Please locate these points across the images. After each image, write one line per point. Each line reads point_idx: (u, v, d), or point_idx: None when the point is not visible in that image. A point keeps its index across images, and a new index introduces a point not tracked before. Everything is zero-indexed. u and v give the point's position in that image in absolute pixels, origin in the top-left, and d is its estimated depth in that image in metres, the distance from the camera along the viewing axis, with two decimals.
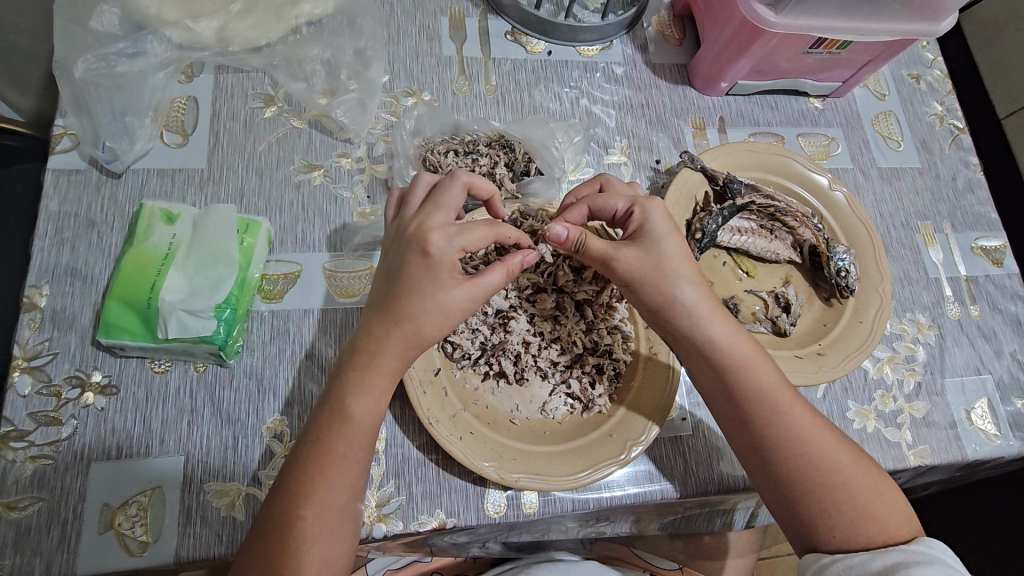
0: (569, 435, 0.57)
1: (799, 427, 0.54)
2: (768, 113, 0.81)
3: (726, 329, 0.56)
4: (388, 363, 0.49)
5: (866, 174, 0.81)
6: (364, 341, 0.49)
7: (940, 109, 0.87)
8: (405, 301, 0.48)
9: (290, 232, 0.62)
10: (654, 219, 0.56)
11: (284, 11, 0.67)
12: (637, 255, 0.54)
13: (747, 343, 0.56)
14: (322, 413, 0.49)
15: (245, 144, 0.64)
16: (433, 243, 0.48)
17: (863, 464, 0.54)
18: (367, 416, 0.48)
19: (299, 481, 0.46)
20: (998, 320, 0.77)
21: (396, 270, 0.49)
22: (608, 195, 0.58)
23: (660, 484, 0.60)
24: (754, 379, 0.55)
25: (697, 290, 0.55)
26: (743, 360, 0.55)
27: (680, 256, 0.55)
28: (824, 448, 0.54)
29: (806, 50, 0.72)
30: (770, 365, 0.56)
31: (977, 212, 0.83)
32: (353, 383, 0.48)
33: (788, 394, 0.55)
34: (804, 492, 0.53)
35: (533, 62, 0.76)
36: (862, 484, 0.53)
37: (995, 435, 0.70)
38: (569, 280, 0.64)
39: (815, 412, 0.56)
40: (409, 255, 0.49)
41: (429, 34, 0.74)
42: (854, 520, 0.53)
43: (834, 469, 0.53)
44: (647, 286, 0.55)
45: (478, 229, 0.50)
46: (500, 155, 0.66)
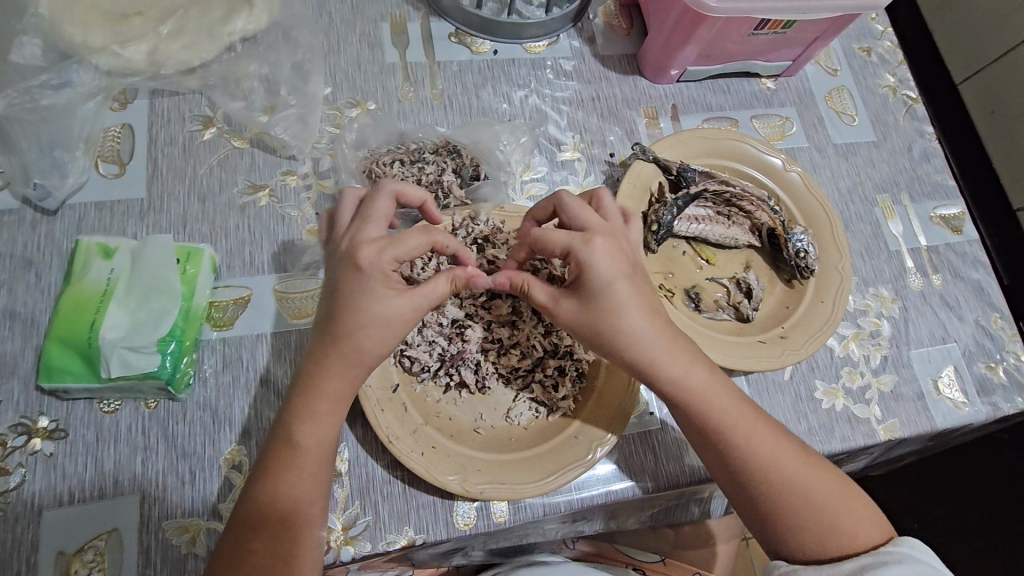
0: (534, 441, 0.57)
1: (754, 452, 0.54)
2: (720, 97, 0.80)
3: (678, 364, 0.55)
4: (330, 383, 0.48)
5: (822, 151, 0.81)
6: (304, 366, 0.49)
7: (892, 80, 0.87)
8: (338, 320, 0.48)
9: (237, 257, 0.60)
10: (597, 266, 0.53)
11: (217, 29, 0.65)
12: (578, 308, 0.54)
13: (707, 373, 0.55)
14: (273, 439, 0.48)
15: (185, 169, 0.63)
16: (365, 258, 0.48)
17: (823, 476, 0.54)
18: (319, 436, 0.48)
19: (260, 510, 0.46)
20: (960, 287, 0.78)
21: (333, 292, 0.49)
22: (551, 233, 0.54)
23: (630, 481, 0.59)
24: (713, 409, 0.54)
25: (649, 330, 0.54)
26: (696, 393, 0.55)
27: (632, 297, 0.54)
28: (782, 468, 0.54)
29: (751, 32, 0.72)
30: (726, 392, 0.56)
31: (935, 181, 0.83)
32: (301, 409, 0.48)
33: (743, 416, 0.55)
34: (763, 507, 0.54)
35: (478, 63, 0.75)
36: (820, 497, 0.54)
37: (963, 403, 0.72)
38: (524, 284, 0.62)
39: (774, 429, 0.55)
40: (343, 271, 0.49)
41: (370, 41, 0.73)
42: (813, 528, 0.53)
43: (792, 486, 0.53)
44: (595, 336, 0.54)
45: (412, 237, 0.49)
46: (447, 161, 0.65)
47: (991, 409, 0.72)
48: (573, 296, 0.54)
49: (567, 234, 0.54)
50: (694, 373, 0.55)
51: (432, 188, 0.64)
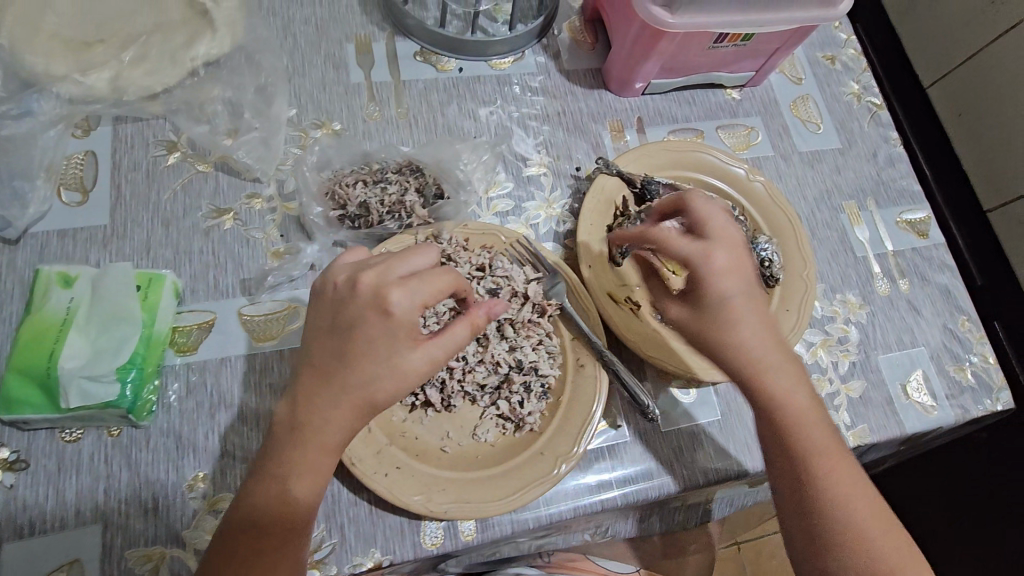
0: (500, 458, 0.57)
1: (834, 493, 0.55)
2: (685, 108, 0.81)
3: (787, 380, 0.57)
4: (328, 422, 0.47)
5: (787, 160, 0.82)
6: (306, 396, 0.48)
7: (856, 87, 0.88)
8: (360, 363, 0.47)
9: (201, 281, 0.61)
10: (711, 279, 0.57)
11: (179, 54, 0.66)
12: (691, 314, 0.59)
13: (809, 395, 0.58)
14: (274, 460, 0.48)
15: (149, 195, 0.63)
16: (395, 303, 0.47)
17: (895, 541, 0.55)
18: (320, 464, 0.48)
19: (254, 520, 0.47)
20: (926, 292, 0.79)
21: (353, 331, 0.48)
22: (678, 240, 0.58)
23: (598, 495, 0.61)
24: (801, 429, 0.56)
25: (762, 342, 0.58)
26: (793, 419, 0.57)
27: (755, 315, 0.58)
28: (857, 519, 0.54)
29: (711, 45, 0.73)
30: (822, 419, 0.58)
31: (900, 186, 0.84)
32: (302, 439, 0.47)
33: (838, 455, 0.56)
34: (834, 555, 0.54)
35: (444, 81, 0.75)
36: (888, 559, 0.54)
37: (931, 407, 0.72)
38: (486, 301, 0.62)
39: (860, 478, 0.56)
40: (365, 312, 0.47)
41: (335, 62, 0.73)
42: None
43: (865, 540, 0.54)
44: (715, 339, 0.58)
45: (441, 278, 0.49)
46: (410, 181, 0.65)
47: (959, 412, 0.73)
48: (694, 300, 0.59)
49: (689, 244, 0.58)
50: (804, 405, 0.57)
51: (392, 208, 0.63)
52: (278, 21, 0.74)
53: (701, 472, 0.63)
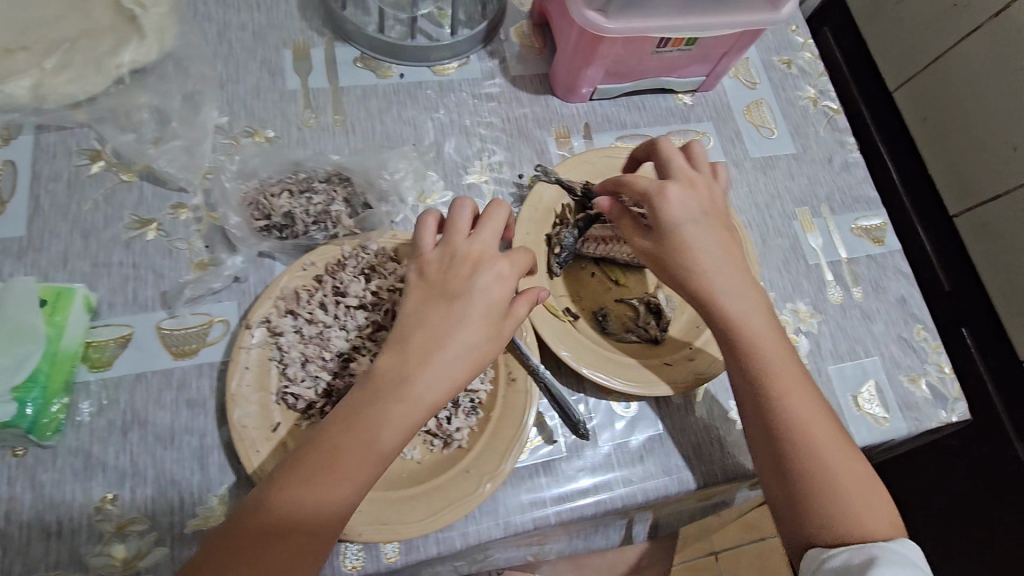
0: (425, 475, 0.56)
1: (797, 413, 0.57)
2: (635, 114, 0.80)
3: (743, 308, 0.59)
4: (415, 397, 0.49)
5: (739, 166, 0.80)
6: (439, 353, 0.50)
7: (813, 92, 0.87)
8: (451, 326, 0.51)
9: (120, 294, 0.59)
10: (667, 210, 0.60)
11: (103, 61, 0.64)
12: (653, 243, 0.61)
13: (769, 325, 0.60)
14: (317, 462, 0.46)
15: (69, 206, 0.61)
16: (494, 275, 0.54)
17: (852, 463, 0.57)
18: (385, 454, 0.48)
19: (282, 530, 0.44)
20: (880, 300, 0.77)
21: (452, 301, 0.52)
22: (637, 179, 0.62)
23: (532, 513, 0.60)
24: (762, 356, 0.58)
25: (725, 270, 0.60)
26: (751, 338, 0.59)
27: (709, 239, 0.60)
28: (816, 440, 0.57)
29: (655, 50, 0.71)
30: (782, 348, 0.59)
31: (855, 192, 0.83)
32: (378, 423, 0.48)
33: (794, 378, 0.59)
34: (803, 477, 0.56)
35: (384, 87, 0.74)
36: (845, 478, 0.56)
37: (884, 418, 0.70)
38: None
39: (817, 400, 0.59)
40: (471, 285, 0.52)
41: (270, 68, 0.71)
42: (832, 507, 0.56)
43: (822, 458, 0.56)
44: (678, 262, 0.60)
45: (517, 256, 0.56)
46: (337, 191, 0.63)
47: (912, 424, 0.71)
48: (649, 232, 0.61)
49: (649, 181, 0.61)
50: (760, 326, 0.59)
51: (318, 218, 0.61)
52: (213, 26, 0.72)
53: (640, 489, 0.62)
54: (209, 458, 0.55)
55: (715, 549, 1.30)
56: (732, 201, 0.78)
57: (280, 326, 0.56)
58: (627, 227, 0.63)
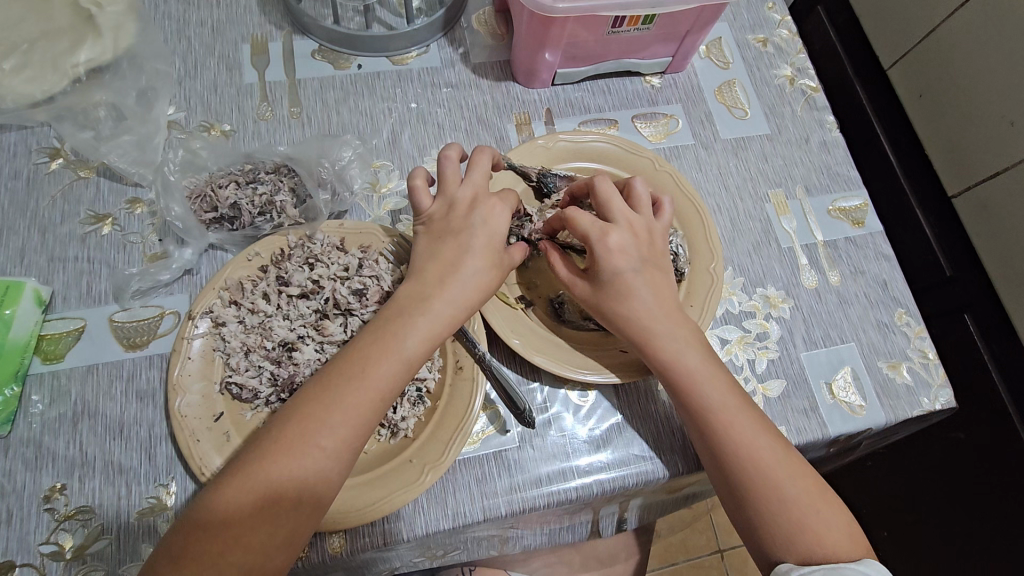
0: (369, 466, 0.55)
1: (749, 445, 0.55)
2: (599, 99, 0.78)
3: (674, 345, 0.58)
4: (420, 325, 0.52)
5: (708, 148, 0.78)
6: (438, 288, 0.54)
7: (790, 70, 0.84)
8: (457, 266, 0.54)
9: (74, 288, 0.60)
10: (605, 258, 0.59)
11: (62, 61, 0.66)
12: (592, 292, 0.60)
13: (703, 357, 0.58)
14: (288, 436, 0.48)
15: (28, 203, 0.63)
16: (496, 214, 0.57)
17: (813, 487, 0.55)
18: (387, 391, 0.50)
19: (273, 488, 0.46)
20: (859, 283, 0.74)
21: (456, 242, 0.55)
22: (578, 216, 0.60)
23: (482, 504, 0.58)
24: (700, 390, 0.57)
25: (654, 307, 0.59)
26: (685, 377, 0.57)
27: (643, 285, 0.59)
28: (769, 465, 0.54)
29: (610, 30, 0.70)
30: (717, 379, 0.58)
31: (833, 172, 0.79)
32: (372, 363, 0.50)
33: (736, 410, 0.56)
34: (752, 507, 0.54)
35: (341, 79, 0.74)
36: (803, 505, 0.53)
37: (860, 407, 0.67)
38: (352, 301, 0.58)
39: (767, 429, 0.56)
40: (476, 228, 0.56)
41: (228, 64, 0.72)
42: (793, 535, 0.53)
43: (777, 484, 0.54)
44: (610, 305, 0.59)
45: (507, 196, 0.59)
46: (284, 181, 0.64)
47: (891, 413, 0.67)
48: (586, 276, 0.61)
49: (590, 222, 0.59)
50: (699, 363, 0.58)
51: (263, 209, 0.62)
52: (173, 25, 0.73)
53: (597, 482, 0.60)
54: (156, 448, 0.55)
55: (719, 547, 1.26)
56: (700, 184, 0.76)
57: (222, 317, 0.56)
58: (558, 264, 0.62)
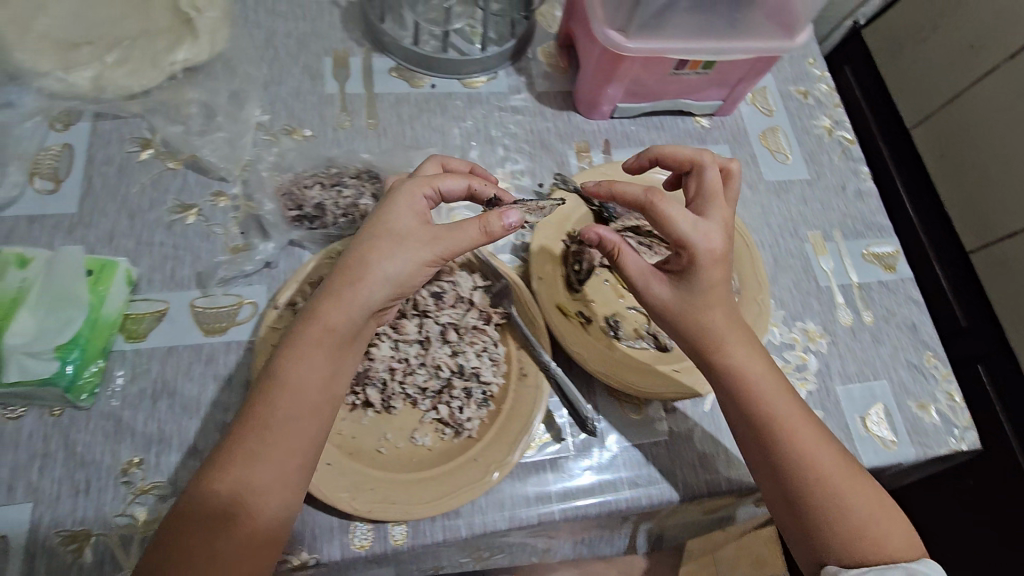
0: (435, 461, 0.57)
1: (808, 453, 0.56)
2: (654, 134, 0.83)
3: (738, 352, 0.58)
4: (342, 315, 0.52)
5: (754, 188, 0.82)
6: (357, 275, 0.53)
7: (827, 121, 0.90)
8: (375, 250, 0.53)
9: (159, 271, 0.62)
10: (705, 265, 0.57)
11: (160, 58, 0.70)
12: (669, 293, 0.59)
13: (758, 362, 0.59)
14: (249, 438, 0.50)
15: (118, 188, 0.66)
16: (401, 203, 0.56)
17: (865, 490, 0.57)
18: (321, 375, 0.52)
19: (244, 496, 0.48)
20: (890, 325, 0.78)
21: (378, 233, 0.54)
22: (676, 216, 0.57)
23: (537, 509, 0.60)
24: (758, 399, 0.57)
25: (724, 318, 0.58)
26: (750, 387, 0.58)
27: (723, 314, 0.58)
28: (824, 468, 0.56)
29: (673, 72, 0.75)
30: (773, 385, 0.58)
31: (867, 219, 0.84)
32: (304, 354, 0.52)
33: (794, 415, 0.58)
34: (811, 513, 0.56)
35: (416, 96, 0.78)
36: (860, 510, 0.56)
37: (891, 442, 0.70)
38: (430, 304, 0.64)
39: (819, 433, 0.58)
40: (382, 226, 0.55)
41: (311, 73, 0.77)
42: (850, 540, 0.55)
43: (833, 489, 0.56)
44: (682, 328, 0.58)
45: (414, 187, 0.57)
46: (366, 185, 0.69)
47: (920, 450, 0.70)
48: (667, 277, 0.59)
49: (687, 223, 0.57)
50: (762, 373, 0.59)
51: (347, 211, 0.66)
52: (262, 33, 0.78)
53: (647, 495, 0.62)
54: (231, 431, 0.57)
55: None
56: (746, 220, 0.80)
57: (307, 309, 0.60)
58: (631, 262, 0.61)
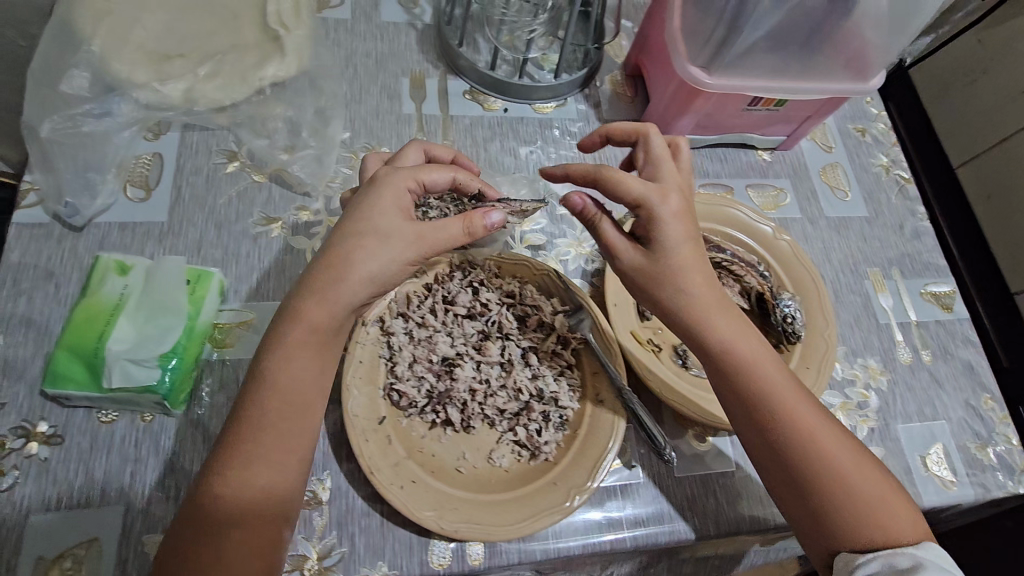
0: (518, 483, 0.57)
1: (807, 432, 0.56)
2: (718, 165, 0.85)
3: (728, 328, 0.58)
4: (320, 314, 0.53)
5: (815, 224, 0.84)
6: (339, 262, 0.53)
7: (885, 160, 0.91)
8: (354, 242, 0.53)
9: (245, 282, 0.64)
10: (662, 227, 0.57)
11: (250, 74, 0.71)
12: (642, 259, 0.58)
13: (752, 340, 0.59)
14: (239, 438, 0.50)
15: (206, 199, 0.67)
16: (381, 190, 0.56)
17: (875, 476, 0.56)
18: (303, 377, 0.53)
19: (245, 495, 0.49)
20: (948, 365, 0.79)
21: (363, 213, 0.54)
22: (629, 181, 0.57)
23: (609, 535, 0.61)
24: (755, 378, 0.57)
25: (706, 295, 0.58)
26: (748, 364, 0.58)
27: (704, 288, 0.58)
28: (831, 452, 0.56)
29: (746, 107, 0.76)
30: (768, 362, 0.58)
31: (925, 259, 0.85)
32: (292, 353, 0.52)
33: (792, 395, 0.57)
34: (814, 494, 0.55)
35: (489, 119, 0.80)
36: (868, 491, 0.55)
37: (951, 482, 0.71)
38: (514, 328, 0.65)
39: (818, 413, 0.58)
40: (360, 217, 0.54)
41: (390, 93, 0.78)
42: (863, 526, 0.54)
43: (843, 472, 0.55)
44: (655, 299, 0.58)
45: (394, 177, 0.56)
46: (450, 207, 0.69)
47: (982, 492, 0.70)
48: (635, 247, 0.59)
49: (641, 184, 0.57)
50: (756, 352, 0.59)
51: None
52: (342, 51, 0.79)
53: (715, 526, 0.63)
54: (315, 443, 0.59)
55: None
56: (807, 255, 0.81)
57: (392, 327, 0.61)
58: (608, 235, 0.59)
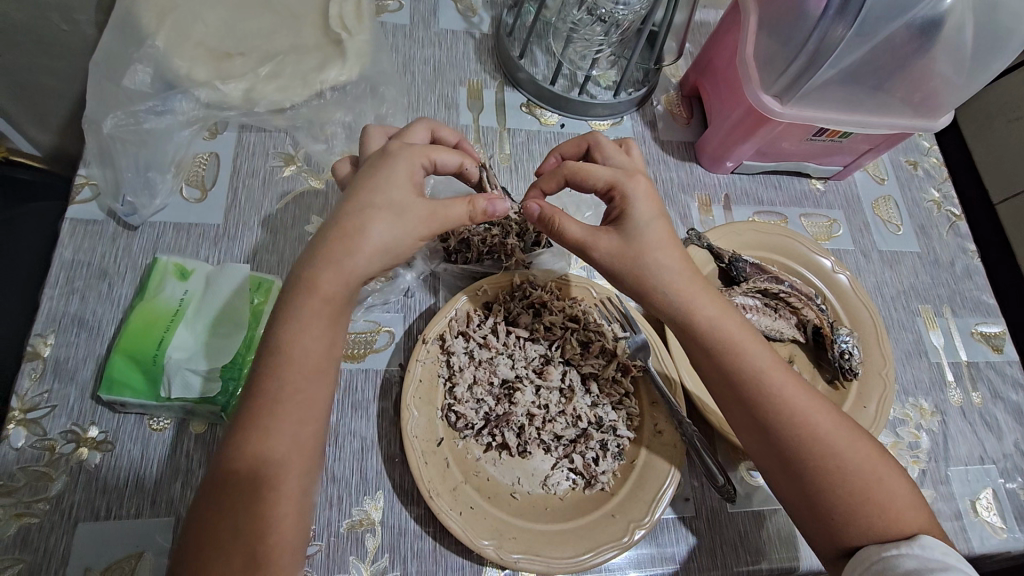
0: (571, 511, 0.55)
1: (794, 413, 0.53)
2: (771, 192, 0.84)
3: (710, 308, 0.56)
4: (332, 280, 0.50)
5: (867, 256, 0.83)
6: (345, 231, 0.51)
7: (937, 195, 0.90)
8: (367, 210, 0.51)
9: None
10: (634, 205, 0.56)
11: (311, 77, 0.69)
12: (614, 243, 0.55)
13: (734, 321, 0.56)
14: (248, 410, 0.48)
15: (262, 202, 0.66)
16: (391, 163, 0.53)
17: (874, 457, 0.53)
18: (317, 350, 0.50)
19: (256, 470, 0.46)
20: (999, 407, 0.77)
21: (375, 182, 0.52)
22: (593, 168, 0.58)
23: (661, 568, 0.59)
24: (738, 358, 0.55)
25: (681, 274, 0.56)
26: (729, 344, 0.55)
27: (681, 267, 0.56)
28: (820, 431, 0.53)
29: (809, 137, 0.75)
30: (752, 342, 0.56)
31: (976, 297, 0.84)
32: (305, 323, 0.49)
33: (779, 377, 0.55)
34: (809, 478, 0.52)
35: (546, 134, 0.79)
36: (865, 473, 0.52)
37: (1001, 529, 0.69)
38: (576, 355, 0.64)
39: (807, 394, 0.55)
40: (377, 189, 0.52)
41: (447, 103, 0.77)
42: (858, 509, 0.51)
43: (831, 451, 0.52)
44: (629, 277, 0.56)
45: (403, 152, 0.54)
46: (511, 224, 0.68)
47: None
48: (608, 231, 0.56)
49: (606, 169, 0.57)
50: (738, 331, 0.56)
51: (493, 249, 0.67)
52: (401, 58, 0.78)
53: (769, 564, 0.61)
54: (367, 460, 0.58)
55: None
56: None
57: (453, 346, 0.60)
58: (570, 225, 0.56)
